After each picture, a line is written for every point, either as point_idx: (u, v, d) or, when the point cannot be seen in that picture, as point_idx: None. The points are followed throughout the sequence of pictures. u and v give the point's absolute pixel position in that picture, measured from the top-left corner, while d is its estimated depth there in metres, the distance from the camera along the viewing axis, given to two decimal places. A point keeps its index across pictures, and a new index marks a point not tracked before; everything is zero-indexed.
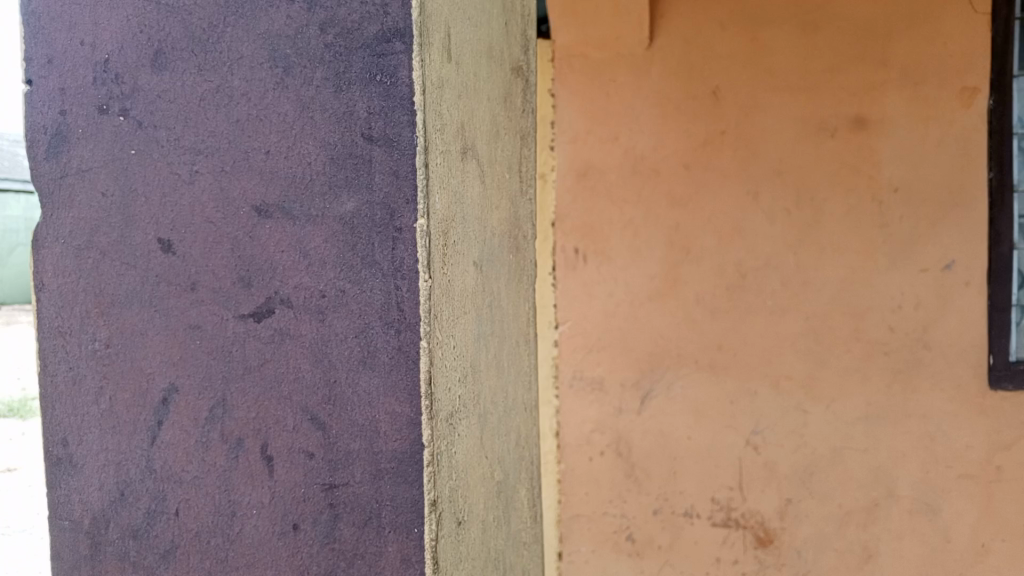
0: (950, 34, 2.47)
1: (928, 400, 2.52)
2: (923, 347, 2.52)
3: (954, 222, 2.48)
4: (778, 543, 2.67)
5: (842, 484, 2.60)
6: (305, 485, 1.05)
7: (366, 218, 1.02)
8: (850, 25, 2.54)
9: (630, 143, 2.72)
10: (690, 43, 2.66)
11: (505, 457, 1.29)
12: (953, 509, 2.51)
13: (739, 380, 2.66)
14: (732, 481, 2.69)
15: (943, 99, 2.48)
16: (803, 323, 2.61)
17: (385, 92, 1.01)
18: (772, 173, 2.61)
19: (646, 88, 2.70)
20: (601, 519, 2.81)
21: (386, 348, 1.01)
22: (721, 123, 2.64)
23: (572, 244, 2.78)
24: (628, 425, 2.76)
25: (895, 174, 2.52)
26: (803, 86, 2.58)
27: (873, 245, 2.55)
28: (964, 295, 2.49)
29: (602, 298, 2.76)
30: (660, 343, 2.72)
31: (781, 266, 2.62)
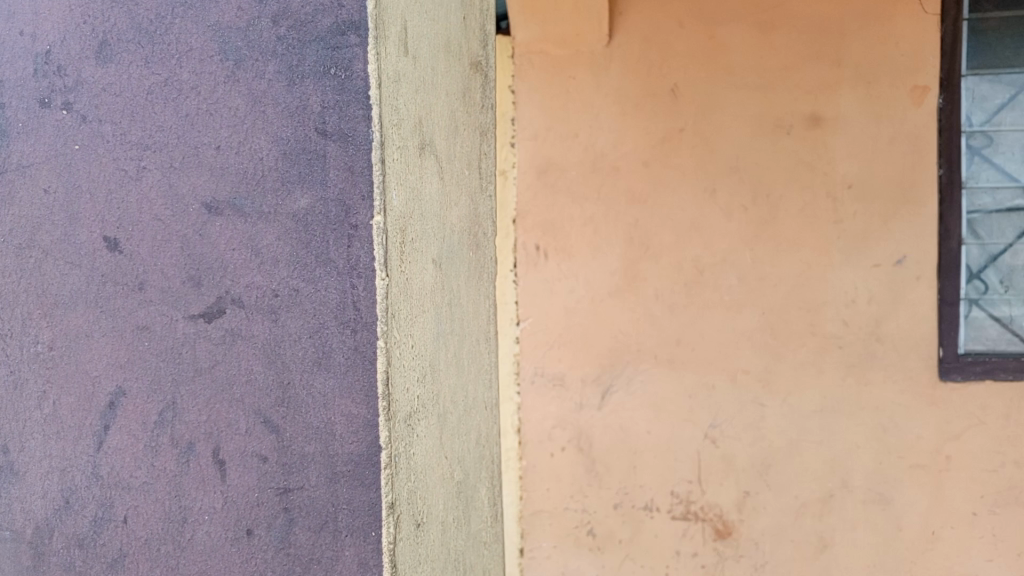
0: (901, 33, 2.52)
1: (881, 392, 2.57)
2: (876, 341, 2.57)
3: (906, 219, 2.54)
4: (737, 535, 2.70)
5: (798, 476, 2.64)
6: (259, 489, 1.02)
7: (321, 214, 0.99)
8: (805, 24, 2.57)
9: (590, 140, 2.72)
10: (648, 40, 2.67)
11: (465, 456, 1.27)
12: (904, 498, 2.57)
13: (697, 375, 2.69)
14: (691, 475, 2.71)
15: (895, 98, 2.53)
16: (759, 317, 2.64)
17: (339, 86, 0.99)
18: (729, 170, 2.64)
19: (605, 85, 2.70)
20: (563, 515, 2.81)
21: (342, 348, 0.99)
22: (679, 121, 2.66)
23: (533, 240, 2.77)
24: (589, 421, 2.77)
25: (849, 171, 2.57)
26: (760, 84, 2.61)
27: (828, 241, 2.59)
28: (915, 290, 2.54)
29: (563, 295, 2.76)
30: (620, 339, 2.73)
31: (738, 262, 2.65)
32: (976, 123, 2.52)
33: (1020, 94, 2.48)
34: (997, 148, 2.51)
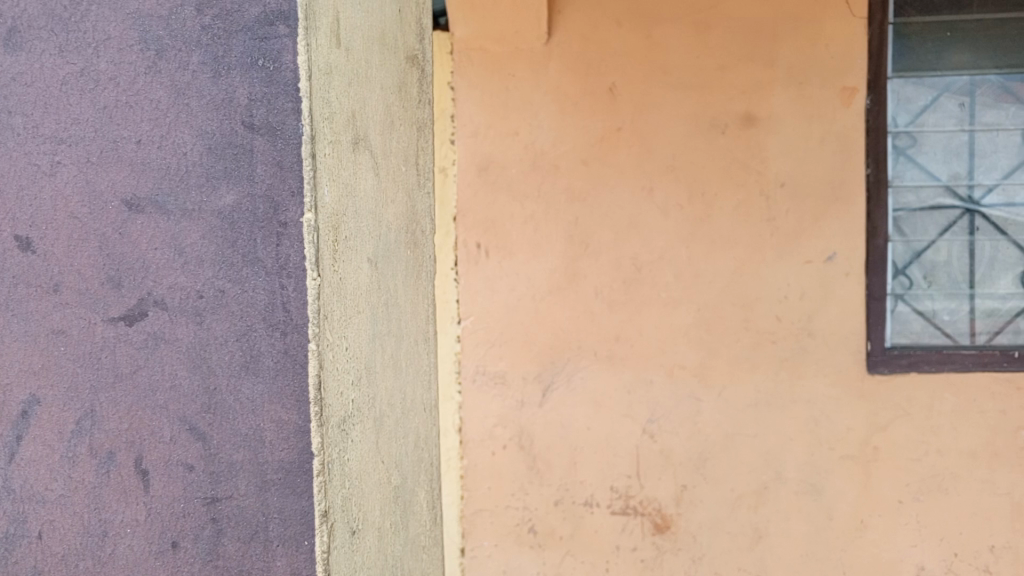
0: (831, 35, 2.59)
1: (813, 386, 2.63)
2: (807, 336, 2.63)
3: (835, 217, 2.61)
4: (675, 528, 2.73)
5: (733, 469, 2.68)
6: (184, 499, 0.98)
7: (247, 212, 0.95)
8: (739, 26, 2.62)
9: (530, 138, 2.71)
10: (587, 39, 2.67)
11: (403, 460, 1.24)
12: (835, 488, 2.64)
13: (636, 371, 2.71)
14: (630, 470, 2.73)
15: (825, 99, 2.60)
16: (696, 314, 2.68)
17: (267, 78, 0.95)
18: (666, 169, 2.66)
19: (544, 83, 2.70)
20: (504, 513, 2.80)
21: (270, 351, 0.95)
22: (618, 120, 2.67)
23: (473, 239, 2.75)
24: (530, 418, 2.76)
25: (782, 170, 2.62)
26: (696, 84, 2.64)
27: (761, 238, 2.64)
28: (845, 286, 2.62)
29: (504, 293, 2.75)
30: (560, 336, 2.74)
31: (675, 259, 2.68)
32: (901, 124, 2.61)
33: (942, 96, 2.58)
34: (921, 148, 2.61)
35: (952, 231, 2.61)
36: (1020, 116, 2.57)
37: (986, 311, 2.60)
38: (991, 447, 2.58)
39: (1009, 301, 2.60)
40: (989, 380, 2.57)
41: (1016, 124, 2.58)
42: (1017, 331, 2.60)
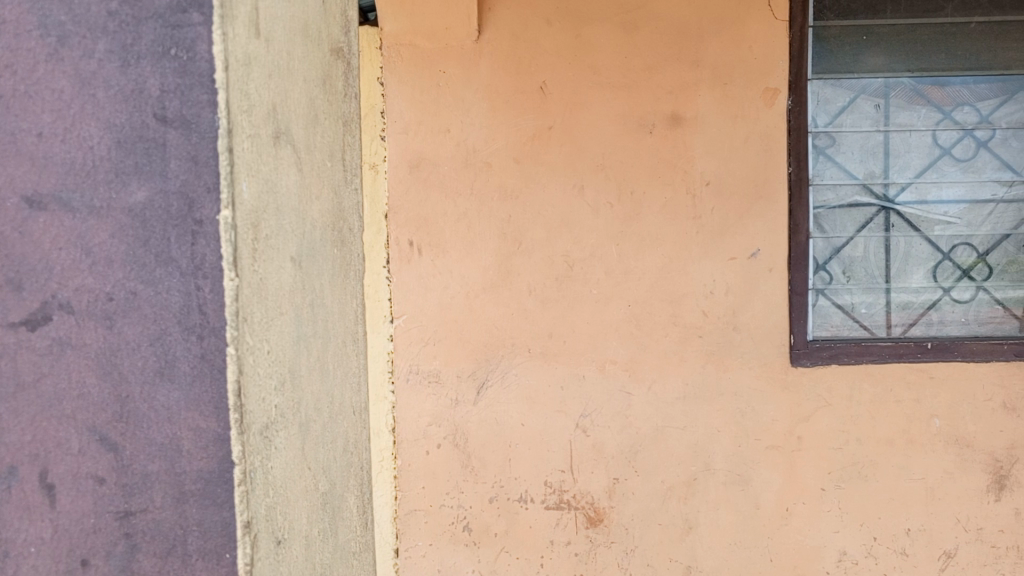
0: (754, 38, 2.64)
1: (740, 379, 2.69)
2: (733, 331, 2.69)
3: (759, 214, 2.66)
4: (608, 521, 2.76)
5: (664, 461, 2.72)
6: (95, 514, 0.92)
7: (160, 209, 0.90)
8: (666, 27, 2.65)
9: (461, 135, 2.69)
10: (517, 37, 2.66)
11: (331, 465, 1.21)
12: (761, 478, 2.71)
13: (569, 367, 2.72)
14: (564, 464, 2.74)
15: (748, 99, 2.66)
16: (626, 309, 2.70)
17: (181, 68, 0.89)
18: (596, 167, 2.68)
19: (475, 80, 2.68)
20: (438, 512, 2.78)
21: (187, 357, 0.90)
22: (549, 118, 2.67)
23: (405, 236, 2.72)
24: (464, 417, 2.75)
25: (708, 168, 2.67)
26: (624, 83, 2.66)
27: (688, 236, 2.68)
28: (768, 281, 2.68)
29: (437, 291, 2.73)
30: (494, 334, 2.73)
31: (606, 256, 2.69)
32: (821, 125, 2.72)
33: (858, 98, 2.70)
34: (839, 148, 2.72)
35: (869, 228, 2.74)
36: (931, 118, 2.71)
37: (902, 304, 2.75)
38: (907, 435, 2.68)
39: (922, 295, 2.75)
40: (905, 370, 2.67)
41: (927, 125, 2.71)
42: (930, 323, 2.74)
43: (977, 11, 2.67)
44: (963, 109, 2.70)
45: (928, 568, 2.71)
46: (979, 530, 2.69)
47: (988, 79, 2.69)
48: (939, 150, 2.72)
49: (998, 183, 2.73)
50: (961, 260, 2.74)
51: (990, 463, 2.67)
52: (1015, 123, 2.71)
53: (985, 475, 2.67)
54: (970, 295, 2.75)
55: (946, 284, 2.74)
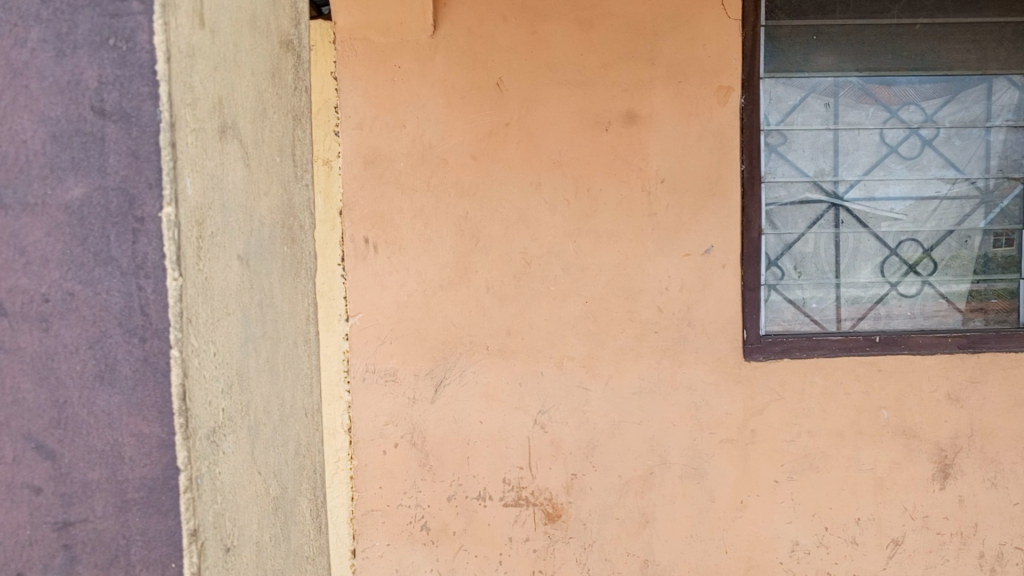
0: (708, 36, 2.65)
1: (695, 374, 2.71)
2: (687, 326, 2.71)
3: (713, 211, 2.69)
4: (566, 517, 2.76)
5: (622, 456, 2.73)
6: (32, 525, 0.89)
7: (99, 206, 0.86)
8: (622, 24, 2.65)
9: (417, 131, 2.66)
10: (473, 32, 2.64)
11: (283, 468, 1.18)
12: (716, 471, 2.74)
13: (527, 364, 2.71)
14: (522, 461, 2.74)
15: (702, 97, 2.67)
16: (583, 306, 2.70)
17: (119, 59, 0.85)
18: (553, 164, 2.67)
19: (430, 76, 2.65)
20: (396, 512, 2.76)
21: (128, 359, 0.87)
22: (505, 114, 2.66)
23: (361, 233, 2.68)
24: (422, 415, 2.72)
25: (663, 166, 2.68)
26: (580, 80, 2.65)
27: (643, 232, 2.69)
28: (722, 277, 2.71)
29: (394, 289, 2.70)
30: (452, 331, 2.71)
31: (563, 253, 2.69)
32: (773, 123, 2.76)
33: (809, 96, 2.75)
34: (791, 146, 2.77)
35: (819, 224, 2.80)
36: (878, 117, 2.77)
37: (850, 299, 2.82)
38: (856, 427, 2.73)
39: (870, 290, 2.82)
40: (855, 364, 2.72)
41: (875, 123, 2.78)
42: (878, 317, 2.81)
43: (922, 13, 2.73)
44: (909, 108, 2.77)
45: (877, 556, 2.77)
46: (925, 518, 2.76)
47: (932, 79, 2.76)
48: (886, 148, 2.79)
49: (942, 181, 2.81)
50: (907, 255, 2.82)
51: (936, 453, 2.74)
52: (958, 122, 2.78)
53: (932, 464, 2.74)
54: (916, 289, 2.83)
55: (892, 279, 2.82)
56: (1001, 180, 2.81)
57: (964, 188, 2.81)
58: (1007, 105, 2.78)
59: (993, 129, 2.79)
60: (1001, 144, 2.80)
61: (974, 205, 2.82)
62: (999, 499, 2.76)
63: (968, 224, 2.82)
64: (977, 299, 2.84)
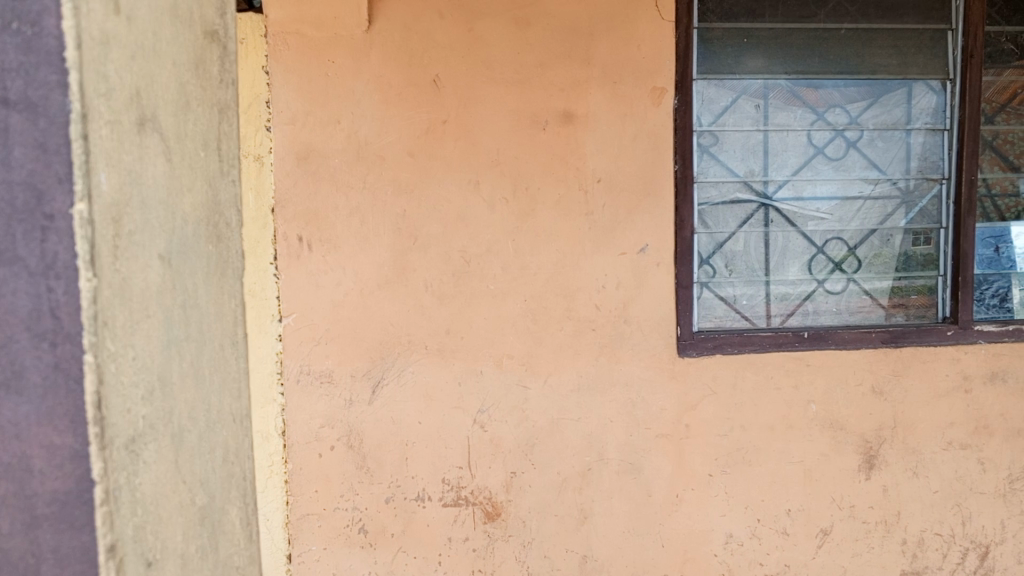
0: (643, 36, 2.66)
1: (631, 370, 2.74)
2: (624, 323, 2.73)
3: (648, 210, 2.71)
4: (505, 515, 2.75)
5: (561, 452, 2.74)
6: None
7: (5, 202, 0.86)
8: (558, 23, 2.64)
9: (352, 127, 2.61)
10: (409, 28, 2.60)
11: (210, 477, 1.13)
12: (653, 466, 2.77)
13: (466, 363, 2.69)
14: (461, 461, 2.72)
15: (637, 97, 2.68)
16: (522, 304, 2.69)
17: (25, 45, 0.84)
18: (490, 163, 2.65)
19: (365, 72, 2.60)
20: (332, 515, 2.71)
21: (38, 367, 0.86)
22: (443, 112, 2.63)
23: (295, 231, 2.63)
24: (359, 416, 2.68)
25: (599, 165, 2.68)
26: (517, 79, 2.64)
27: (580, 231, 2.69)
28: (657, 275, 2.73)
29: (329, 288, 2.65)
30: (389, 331, 2.67)
31: (502, 252, 2.68)
32: (705, 124, 2.82)
33: (740, 98, 2.83)
34: (722, 146, 2.84)
35: (749, 223, 2.88)
36: (805, 119, 2.86)
37: (780, 296, 2.91)
38: (787, 420, 2.80)
39: (798, 287, 2.92)
40: (784, 359, 2.78)
41: (802, 125, 2.87)
42: (806, 313, 2.91)
43: (846, 18, 2.83)
44: (834, 110, 2.87)
45: (807, 546, 2.85)
46: (852, 507, 2.85)
47: (856, 83, 2.86)
48: (813, 149, 2.88)
49: (866, 181, 2.91)
50: (833, 254, 2.92)
51: (861, 444, 2.83)
52: (881, 125, 2.88)
53: (857, 455, 2.83)
54: (842, 286, 2.93)
55: (819, 276, 2.92)
56: (921, 180, 2.91)
57: (886, 189, 2.91)
58: (926, 109, 2.88)
59: (914, 131, 2.89)
60: (921, 146, 2.90)
61: (895, 205, 2.92)
62: (921, 487, 2.86)
63: (891, 223, 2.92)
64: (899, 295, 2.94)
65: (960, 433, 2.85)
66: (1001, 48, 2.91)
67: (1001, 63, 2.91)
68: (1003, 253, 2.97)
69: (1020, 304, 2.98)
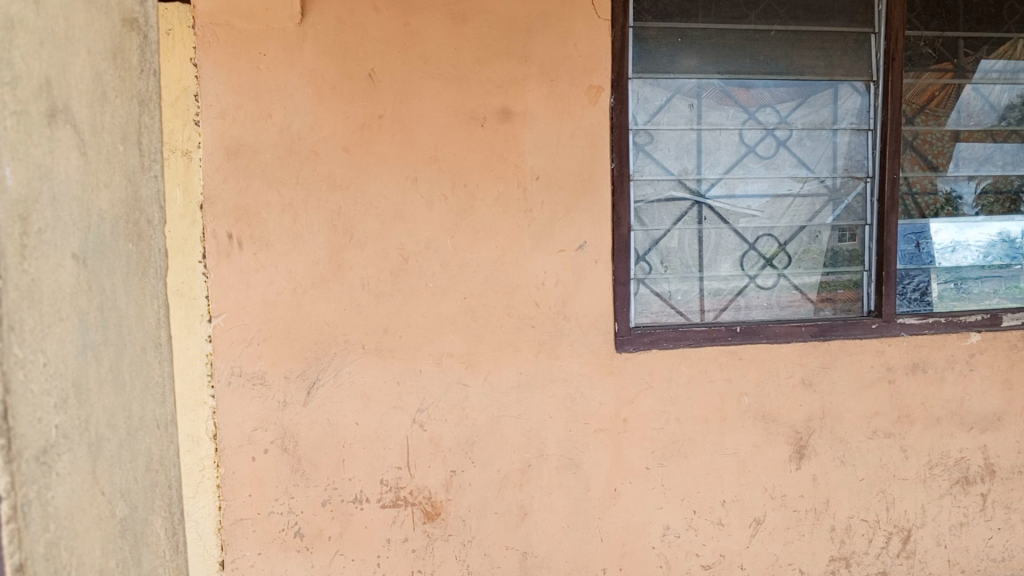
0: (579, 35, 2.67)
1: (570, 365, 2.74)
2: (563, 320, 2.73)
3: (586, 207, 2.72)
4: (445, 514, 2.73)
5: (500, 450, 2.73)
6: None
7: None
8: (494, 20, 2.62)
9: (284, 122, 2.54)
10: (343, 22, 2.54)
11: (131, 486, 1.09)
12: (592, 460, 2.79)
13: (405, 362, 2.65)
14: (400, 461, 2.68)
15: (574, 95, 2.68)
16: (462, 302, 2.67)
17: None
18: (428, 159, 2.62)
19: (299, 66, 2.53)
20: (267, 520, 2.64)
21: None
22: (379, 107, 2.58)
23: (225, 228, 2.55)
24: (294, 419, 2.62)
25: (537, 163, 2.68)
26: (455, 75, 2.61)
27: (519, 228, 2.69)
28: (595, 272, 2.74)
29: (261, 287, 2.58)
30: (325, 330, 2.61)
31: (440, 249, 2.65)
32: (641, 122, 2.86)
33: (674, 97, 2.88)
34: (657, 145, 2.88)
35: (683, 220, 2.93)
36: (737, 118, 2.93)
37: (713, 292, 2.97)
38: (720, 413, 2.85)
39: (731, 282, 2.98)
40: (718, 353, 2.83)
41: (734, 125, 2.93)
42: (738, 308, 2.97)
43: (776, 20, 2.90)
44: (765, 110, 2.94)
45: (741, 535, 2.91)
46: (783, 496, 2.92)
47: (786, 83, 2.93)
48: (745, 148, 2.95)
49: (795, 179, 2.99)
50: (764, 250, 2.99)
51: (792, 435, 2.90)
52: (809, 124, 2.96)
53: (788, 446, 2.90)
54: (773, 282, 3.00)
55: (751, 272, 2.99)
56: (847, 178, 3.00)
57: (815, 187, 3.00)
58: (852, 109, 2.97)
59: (840, 131, 2.98)
60: (847, 146, 2.98)
61: (823, 203, 3.00)
62: (848, 475, 2.95)
63: (819, 220, 3.01)
64: (827, 290, 3.02)
65: (884, 422, 2.95)
66: (920, 51, 3.02)
67: (920, 66, 3.02)
68: (923, 249, 3.09)
69: (939, 297, 3.10)
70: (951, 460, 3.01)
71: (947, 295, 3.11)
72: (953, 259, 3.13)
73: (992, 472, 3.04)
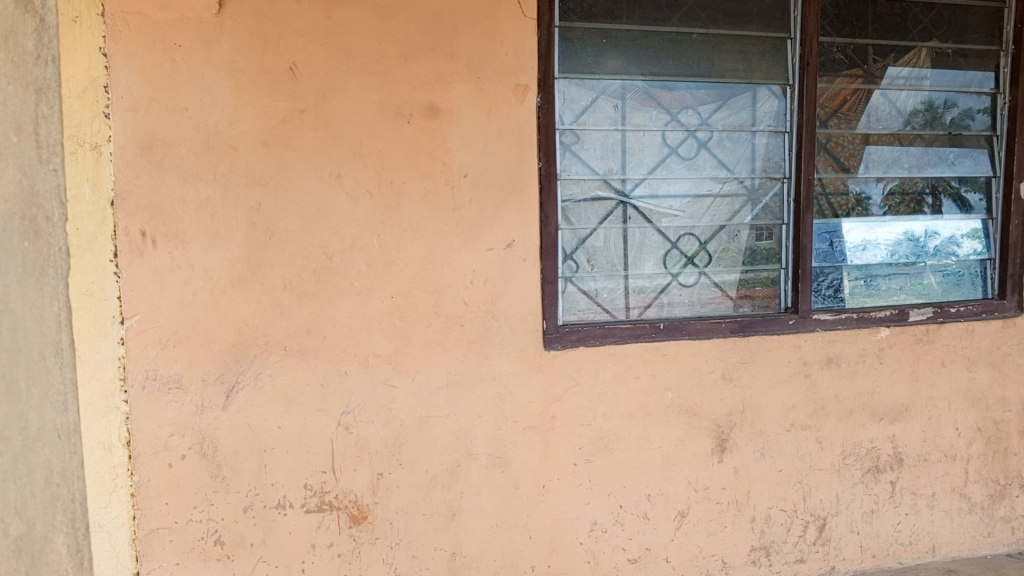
0: (506, 33, 2.65)
1: (497, 364, 2.73)
2: (491, 318, 2.72)
3: (513, 205, 2.71)
4: (372, 517, 2.68)
5: (427, 450, 2.70)
6: None
7: None
8: (420, 14, 2.58)
9: (201, 115, 2.45)
10: (263, 13, 2.46)
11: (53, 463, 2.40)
12: (520, 458, 2.78)
13: (329, 363, 2.59)
14: (324, 465, 2.62)
15: (501, 93, 2.66)
16: (388, 302, 2.63)
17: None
18: (352, 156, 2.56)
19: (216, 57, 2.44)
20: (185, 528, 2.54)
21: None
22: (300, 102, 2.51)
23: (138, 226, 2.44)
24: (212, 423, 2.53)
25: (464, 161, 2.65)
26: (379, 70, 2.56)
27: (446, 226, 2.66)
28: (523, 271, 2.73)
29: (177, 287, 2.48)
30: (245, 332, 2.53)
31: (366, 248, 2.60)
32: (567, 122, 2.87)
33: (600, 98, 2.90)
34: (583, 145, 2.90)
35: (609, 220, 2.96)
36: (660, 120, 2.98)
37: (637, 289, 3.02)
38: (646, 408, 2.89)
39: (654, 280, 3.03)
40: (643, 350, 2.87)
41: (657, 126, 2.98)
42: (661, 305, 3.03)
43: (698, 23, 2.96)
44: (687, 112, 3.00)
45: (666, 529, 2.96)
46: (706, 489, 2.99)
47: (706, 85, 3.00)
48: (667, 149, 3.00)
49: (715, 180, 3.06)
50: (686, 249, 3.05)
51: (714, 429, 2.97)
52: (729, 126, 3.03)
53: (711, 439, 2.97)
54: (694, 279, 3.06)
55: (673, 270, 3.04)
56: (765, 179, 3.08)
57: (734, 187, 3.07)
58: (769, 112, 3.05)
59: (758, 133, 3.05)
60: (765, 147, 3.07)
61: (742, 203, 3.08)
62: (768, 467, 3.04)
63: (738, 220, 3.08)
64: (745, 287, 3.10)
65: (800, 415, 3.05)
66: (833, 57, 3.13)
67: (833, 71, 3.14)
68: (836, 248, 3.21)
69: (851, 294, 3.22)
70: (863, 450, 3.14)
71: (858, 292, 3.24)
72: (863, 257, 3.25)
73: (901, 461, 3.19)
